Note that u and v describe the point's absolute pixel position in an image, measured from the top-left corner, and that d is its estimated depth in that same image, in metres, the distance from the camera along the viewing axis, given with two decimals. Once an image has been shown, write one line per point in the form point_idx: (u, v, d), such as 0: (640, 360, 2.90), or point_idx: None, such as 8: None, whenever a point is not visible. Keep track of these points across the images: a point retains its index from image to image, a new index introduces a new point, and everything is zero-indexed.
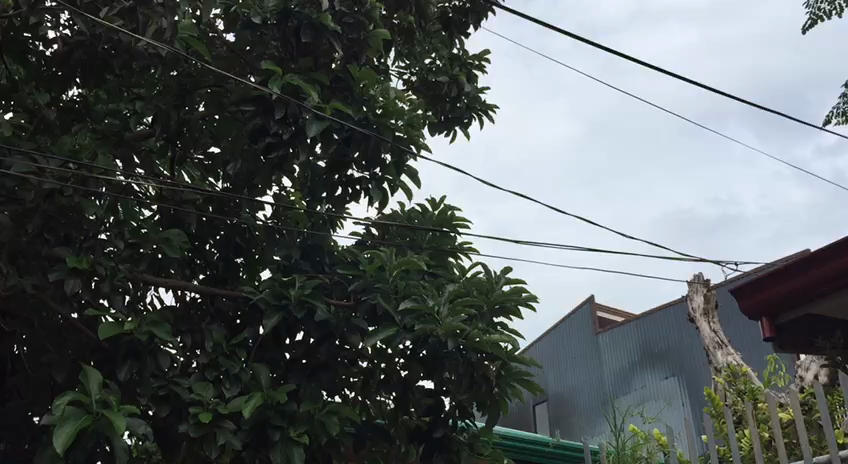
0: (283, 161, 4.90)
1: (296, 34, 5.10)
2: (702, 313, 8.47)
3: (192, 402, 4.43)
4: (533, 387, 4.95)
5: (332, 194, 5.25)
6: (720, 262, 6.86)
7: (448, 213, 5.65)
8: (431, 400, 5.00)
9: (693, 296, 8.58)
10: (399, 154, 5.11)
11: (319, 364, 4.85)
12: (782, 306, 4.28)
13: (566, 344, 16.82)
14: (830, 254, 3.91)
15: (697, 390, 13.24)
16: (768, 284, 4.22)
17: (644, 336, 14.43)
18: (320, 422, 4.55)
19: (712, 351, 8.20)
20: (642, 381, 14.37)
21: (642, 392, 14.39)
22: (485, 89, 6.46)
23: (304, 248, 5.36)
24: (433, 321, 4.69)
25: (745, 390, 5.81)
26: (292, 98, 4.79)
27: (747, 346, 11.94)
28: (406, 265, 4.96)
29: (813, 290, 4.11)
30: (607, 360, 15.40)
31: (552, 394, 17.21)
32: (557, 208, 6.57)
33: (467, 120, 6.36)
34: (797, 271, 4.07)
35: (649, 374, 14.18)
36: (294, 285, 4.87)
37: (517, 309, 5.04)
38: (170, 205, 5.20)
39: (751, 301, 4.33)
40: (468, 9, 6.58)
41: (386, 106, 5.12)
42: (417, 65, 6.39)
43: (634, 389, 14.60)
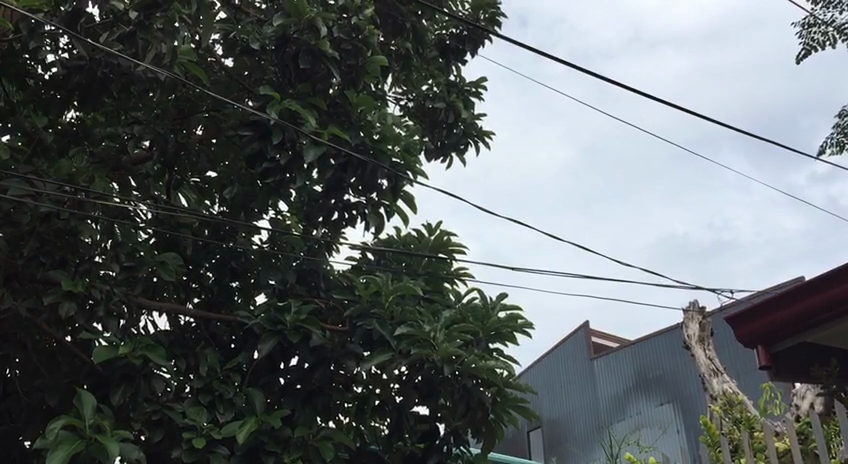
0: (281, 186, 4.90)
1: (294, 60, 5.11)
2: (698, 341, 8.44)
3: (186, 427, 4.37)
4: (529, 414, 4.91)
5: (328, 218, 5.19)
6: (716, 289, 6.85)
7: (444, 238, 5.67)
8: (425, 426, 5.00)
9: (689, 323, 8.60)
10: (396, 181, 5.13)
11: (314, 389, 4.85)
12: (777, 335, 4.28)
13: (563, 370, 16.77)
14: (825, 284, 3.94)
15: (692, 416, 13.15)
16: (764, 314, 4.22)
17: (639, 363, 14.41)
18: (314, 447, 4.52)
19: (709, 378, 8.11)
20: (637, 408, 14.32)
21: (637, 419, 14.32)
22: (481, 116, 6.50)
23: (300, 272, 5.33)
24: (429, 347, 4.66)
25: (740, 419, 5.72)
26: (289, 124, 4.81)
27: (742, 373, 11.93)
28: (403, 290, 4.96)
29: (811, 319, 4.12)
30: (602, 386, 15.35)
31: (547, 420, 17.15)
32: (552, 235, 6.59)
33: (462, 147, 6.37)
34: (791, 301, 4.08)
35: (644, 401, 14.11)
36: (290, 310, 4.82)
37: (512, 335, 5.03)
38: (165, 228, 5.15)
39: (747, 329, 4.32)
40: (466, 37, 6.62)
41: (384, 132, 5.20)
42: (413, 91, 6.47)
43: (629, 416, 14.53)
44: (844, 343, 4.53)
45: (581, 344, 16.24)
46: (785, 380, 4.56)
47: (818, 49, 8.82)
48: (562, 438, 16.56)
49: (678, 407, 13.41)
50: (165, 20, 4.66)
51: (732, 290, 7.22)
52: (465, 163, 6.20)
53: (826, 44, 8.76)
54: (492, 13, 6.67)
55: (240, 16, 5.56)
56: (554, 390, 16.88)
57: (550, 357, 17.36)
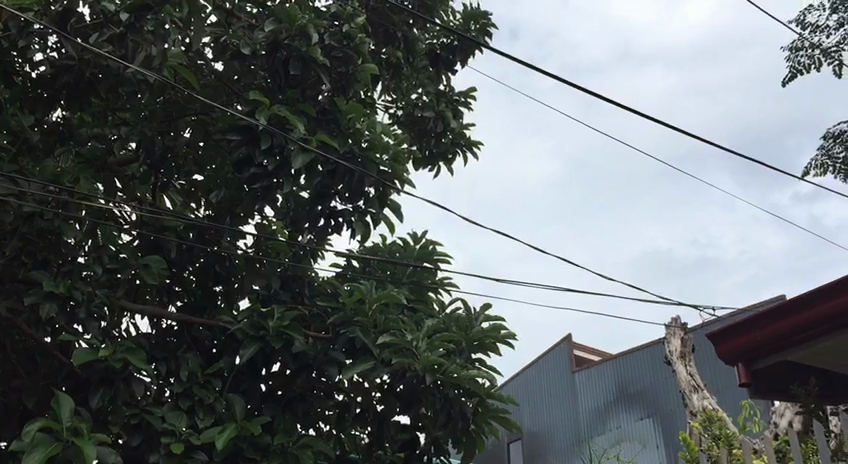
0: (267, 192, 4.87)
1: (285, 65, 5.13)
2: (679, 356, 8.46)
3: (164, 432, 4.34)
4: (510, 425, 4.91)
5: (315, 225, 5.21)
6: (698, 306, 6.88)
7: (429, 247, 5.69)
8: (406, 435, 4.95)
9: (670, 339, 8.64)
10: (383, 189, 5.12)
11: (295, 396, 4.85)
12: (758, 352, 4.31)
13: (544, 382, 16.79)
14: (807, 303, 3.96)
15: (673, 432, 13.20)
16: (746, 330, 4.26)
17: (620, 377, 14.44)
18: (293, 455, 4.50)
19: (688, 394, 8.11)
20: (618, 422, 14.35)
21: (616, 433, 14.35)
22: (470, 126, 6.52)
23: (284, 278, 5.35)
24: (410, 355, 4.67)
25: (720, 435, 5.72)
26: (278, 129, 4.82)
27: (722, 389, 11.99)
28: (386, 298, 4.92)
29: (792, 338, 4.14)
30: (583, 399, 15.38)
31: (528, 431, 17.16)
32: (537, 248, 6.59)
33: (451, 156, 6.40)
34: (773, 319, 4.11)
35: (625, 415, 14.15)
36: (273, 317, 4.78)
37: (495, 346, 5.03)
38: (149, 231, 5.12)
39: (729, 345, 4.35)
40: (456, 47, 6.62)
41: (373, 140, 5.14)
42: (403, 100, 6.45)
43: (609, 430, 14.56)
44: (823, 363, 4.58)
45: (563, 356, 16.26)
46: (765, 397, 4.58)
47: (805, 72, 8.91)
48: (543, 450, 16.56)
49: (657, 421, 13.43)
50: (156, 22, 4.66)
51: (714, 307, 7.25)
52: (453, 173, 6.22)
53: (812, 67, 8.85)
54: (483, 24, 6.70)
55: (231, 20, 5.55)
56: (536, 402, 16.90)
57: (532, 370, 17.37)
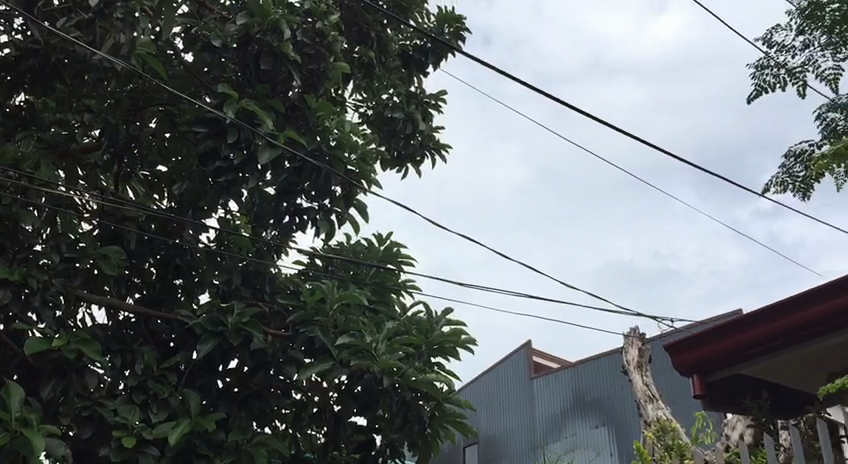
0: (233, 185, 4.83)
1: (255, 60, 5.08)
2: (636, 366, 8.55)
3: (116, 425, 4.28)
4: (466, 430, 4.92)
5: (279, 221, 5.14)
6: (656, 318, 6.96)
7: (392, 249, 5.70)
8: (362, 437, 4.98)
9: (628, 348, 8.72)
10: (350, 189, 5.11)
11: (252, 393, 4.79)
12: (712, 365, 4.37)
13: (502, 387, 16.87)
14: (762, 318, 4.03)
15: (627, 441, 13.37)
16: (701, 343, 4.32)
17: (577, 385, 14.55)
18: (247, 453, 4.46)
19: (644, 404, 8.19)
20: (573, 429, 14.48)
21: (571, 439, 14.48)
22: (440, 128, 6.53)
23: (244, 274, 5.30)
24: (369, 358, 4.65)
25: (672, 445, 5.78)
26: (245, 124, 4.78)
27: (677, 400, 12.15)
28: (347, 299, 4.90)
29: (746, 353, 4.21)
30: (540, 405, 15.48)
31: (484, 435, 17.23)
32: (500, 254, 6.61)
33: (420, 158, 6.40)
34: (728, 333, 4.18)
35: (580, 423, 14.28)
36: (233, 312, 4.75)
37: (454, 350, 5.03)
38: (109, 221, 5.02)
39: (685, 357, 4.41)
40: (429, 49, 6.63)
41: (341, 139, 5.14)
42: (373, 99, 6.41)
43: (564, 437, 14.68)
44: (774, 377, 4.67)
45: (521, 362, 16.35)
46: (717, 409, 4.65)
47: (770, 90, 8.99)
48: (498, 455, 16.64)
49: (613, 430, 13.60)
50: (126, 10, 4.60)
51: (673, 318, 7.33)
52: (421, 174, 6.22)
53: (777, 85, 8.90)
54: (456, 28, 6.70)
55: (202, 11, 5.50)
56: (493, 405, 16.94)
57: (490, 374, 17.44)
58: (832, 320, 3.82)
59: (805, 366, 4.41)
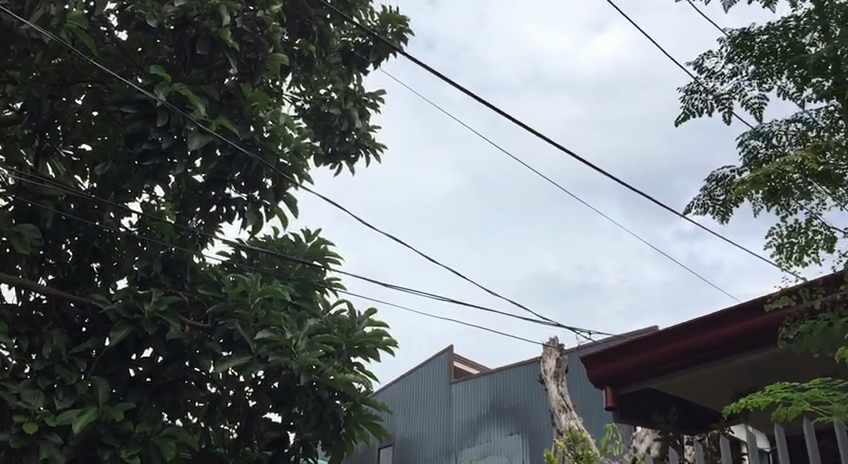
0: (160, 170, 4.72)
1: (192, 44, 4.97)
2: (553, 376, 8.65)
3: (18, 410, 4.13)
4: (381, 432, 4.91)
5: (206, 210, 5.03)
6: (575, 329, 7.09)
7: (319, 245, 5.67)
8: (275, 434, 4.91)
9: (546, 358, 8.84)
10: (281, 182, 5.05)
11: (165, 384, 4.70)
12: (625, 378, 4.47)
13: (421, 390, 16.92)
14: (676, 334, 4.14)
15: (539, 449, 13.59)
16: (616, 356, 4.41)
17: (495, 391, 14.72)
18: (155, 445, 4.36)
19: (557, 413, 8.29)
20: (488, 435, 14.64)
21: (486, 445, 14.64)
22: (376, 128, 6.51)
23: (165, 262, 5.15)
24: (287, 354, 4.61)
25: (580, 455, 5.89)
26: (177, 108, 4.66)
27: (590, 411, 12.39)
28: (270, 293, 4.85)
29: (659, 368, 4.31)
30: (458, 410, 15.61)
31: (400, 437, 17.25)
32: (426, 257, 6.63)
33: (354, 156, 6.38)
34: (642, 347, 4.29)
35: (495, 429, 14.45)
36: (150, 300, 4.62)
37: (375, 351, 5.02)
38: (26, 198, 4.85)
39: (599, 369, 4.49)
40: (370, 48, 6.62)
41: (274, 131, 5.09)
42: (311, 93, 6.35)
43: (479, 442, 14.83)
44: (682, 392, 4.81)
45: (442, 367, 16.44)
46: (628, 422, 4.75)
47: None
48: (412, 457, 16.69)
49: (526, 438, 13.78)
50: None
51: (590, 331, 7.48)
52: (354, 172, 6.19)
53: None
54: (400, 29, 6.70)
55: None
56: (410, 407, 16.96)
57: (409, 377, 17.47)
58: (745, 341, 3.94)
59: (712, 383, 4.56)
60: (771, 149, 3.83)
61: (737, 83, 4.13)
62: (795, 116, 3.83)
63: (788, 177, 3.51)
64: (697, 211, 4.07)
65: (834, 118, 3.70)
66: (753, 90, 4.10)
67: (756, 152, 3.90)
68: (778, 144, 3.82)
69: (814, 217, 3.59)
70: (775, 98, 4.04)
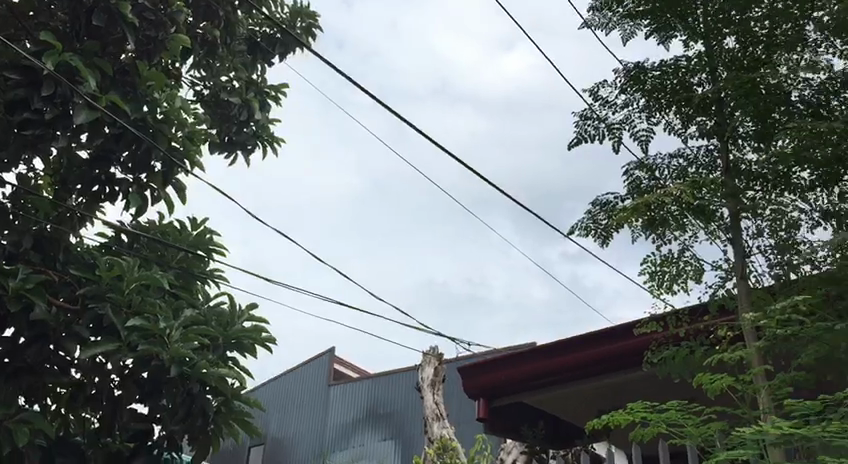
0: (39, 141, 4.54)
1: (87, 14, 4.76)
2: (430, 385, 8.72)
3: None
4: (251, 430, 4.82)
5: (87, 188, 4.92)
6: (455, 340, 7.20)
7: (206, 235, 5.49)
8: (140, 426, 4.71)
9: (425, 367, 8.91)
10: (170, 167, 4.89)
11: (23, 367, 4.44)
12: (499, 391, 4.56)
13: (297, 391, 16.75)
14: (553, 351, 4.25)
15: (409, 455, 13.69)
16: (492, 368, 4.50)
17: (372, 396, 14.76)
18: (6, 429, 4.13)
19: (429, 421, 8.36)
20: (361, 440, 14.65)
21: (358, 449, 14.63)
22: (276, 121, 6.42)
23: (38, 238, 4.86)
24: (160, 344, 4.47)
25: None
26: (64, 80, 4.44)
27: (463, 422, 12.56)
28: (147, 280, 4.70)
29: (533, 382, 4.42)
30: (333, 413, 15.54)
31: (272, 437, 17.00)
32: (313, 255, 6.58)
33: (250, 147, 6.23)
34: (519, 361, 4.38)
35: (369, 433, 14.49)
36: (16, 277, 4.39)
37: (252, 347, 4.93)
38: None
39: (474, 381, 4.56)
40: (278, 40, 6.53)
41: (168, 113, 4.94)
42: (212, 79, 6.18)
43: (351, 446, 14.82)
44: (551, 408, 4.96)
45: (322, 368, 16.32)
46: (497, 435, 4.83)
47: None
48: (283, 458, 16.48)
49: (399, 444, 13.83)
50: None
51: (470, 343, 7.61)
52: (249, 164, 6.06)
53: None
54: (309, 24, 6.65)
55: None
56: (285, 408, 16.75)
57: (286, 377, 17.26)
58: (615, 362, 4.10)
59: (581, 400, 4.72)
60: (653, 180, 4.00)
61: (628, 114, 4.27)
62: (677, 151, 4.02)
63: (666, 208, 3.70)
64: (579, 233, 4.20)
65: (712, 156, 3.93)
66: (643, 122, 4.22)
67: (639, 183, 4.06)
68: (659, 176, 3.99)
69: (686, 248, 3.78)
70: (661, 132, 4.18)
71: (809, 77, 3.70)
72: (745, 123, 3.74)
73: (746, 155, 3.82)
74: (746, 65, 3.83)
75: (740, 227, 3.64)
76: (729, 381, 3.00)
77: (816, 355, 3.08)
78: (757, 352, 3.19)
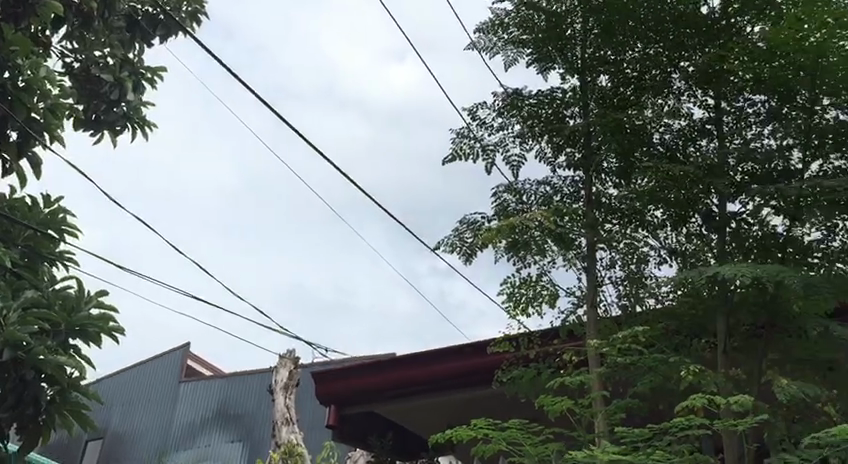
0: None
1: None
2: (283, 388, 8.19)
3: None
4: None
5: None
6: (313, 345, 7.16)
7: (58, 215, 5.33)
8: None
9: (279, 369, 8.38)
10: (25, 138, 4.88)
11: None
12: (352, 398, 4.58)
13: (142, 385, 16.11)
14: (411, 361, 4.34)
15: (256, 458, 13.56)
16: (348, 375, 4.52)
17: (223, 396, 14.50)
18: None
19: (279, 425, 7.80)
20: (208, 440, 14.34)
21: (203, 449, 14.30)
22: (149, 104, 6.20)
23: None
24: None
25: None
26: None
27: (313, 427, 12.58)
28: None
29: (387, 392, 4.48)
30: (181, 410, 15.14)
31: (112, 431, 16.26)
32: (175, 247, 6.38)
33: (119, 128, 6.05)
34: (376, 370, 4.43)
35: (217, 434, 14.22)
36: None
37: None
38: None
39: (328, 387, 4.56)
40: (160, 22, 6.13)
41: None
42: (84, 53, 5.90)
43: (196, 446, 14.47)
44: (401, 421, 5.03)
45: (173, 365, 15.78)
46: (345, 443, 4.84)
47: None
48: (121, 454, 15.81)
49: (246, 446, 13.69)
50: None
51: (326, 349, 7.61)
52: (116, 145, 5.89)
53: None
54: (194, 11, 6.42)
55: None
56: (129, 402, 16.10)
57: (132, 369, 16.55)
58: (469, 377, 4.23)
59: (430, 413, 4.83)
60: (520, 205, 4.11)
61: (503, 137, 4.30)
62: (545, 179, 4.15)
63: (529, 232, 3.80)
64: (445, 249, 4.20)
65: (576, 187, 4.07)
66: (516, 147, 4.25)
67: (506, 205, 4.16)
68: (526, 200, 4.11)
69: (544, 272, 3.89)
70: (533, 159, 4.26)
71: (671, 123, 3.90)
72: (609, 158, 3.94)
73: (607, 189, 3.98)
74: (616, 103, 4.04)
75: (596, 257, 3.80)
76: (569, 405, 3.12)
77: (651, 385, 3.25)
78: (599, 378, 3.33)
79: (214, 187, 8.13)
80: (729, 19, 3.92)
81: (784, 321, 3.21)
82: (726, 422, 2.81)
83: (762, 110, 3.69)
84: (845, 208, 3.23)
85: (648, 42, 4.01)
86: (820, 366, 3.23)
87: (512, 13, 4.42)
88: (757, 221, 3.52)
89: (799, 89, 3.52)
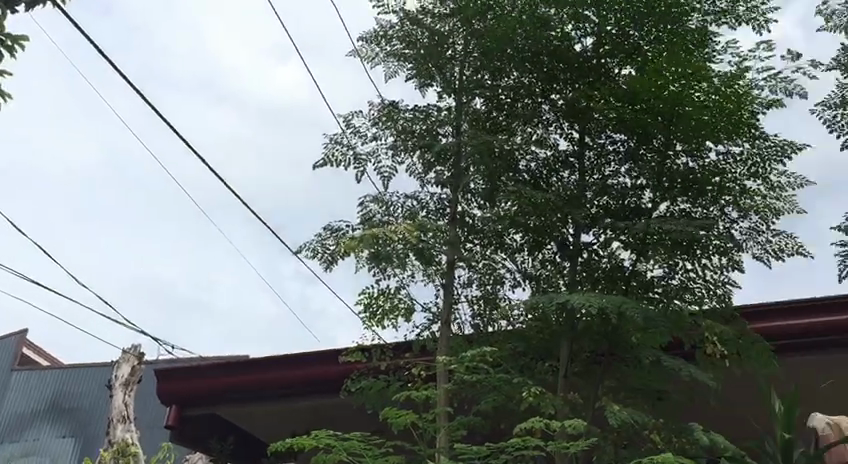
0: None
1: None
2: (124, 384, 7.72)
3: None
4: None
5: None
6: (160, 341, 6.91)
7: None
8: None
9: (121, 364, 7.88)
10: None
11: None
12: (193, 399, 4.57)
13: None
14: (256, 366, 4.39)
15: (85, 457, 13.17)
16: (190, 376, 4.51)
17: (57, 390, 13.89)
18: None
19: (114, 425, 7.42)
20: (35, 434, 13.69)
21: (28, 443, 13.63)
22: None
23: None
24: None
25: None
26: None
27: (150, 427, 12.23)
28: None
29: (229, 396, 4.50)
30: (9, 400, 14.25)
31: None
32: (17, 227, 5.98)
33: None
34: (219, 373, 4.45)
35: (46, 427, 13.69)
36: None
37: None
38: None
39: (169, 386, 4.54)
40: None
41: None
42: None
43: (21, 439, 13.75)
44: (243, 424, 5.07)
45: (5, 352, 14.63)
46: (183, 443, 4.82)
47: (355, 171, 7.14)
48: None
49: (78, 443, 13.44)
50: None
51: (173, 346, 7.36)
52: None
53: None
54: None
55: None
56: None
57: None
58: (312, 385, 4.32)
59: (273, 418, 4.89)
60: (385, 216, 4.12)
61: (375, 148, 4.28)
62: (413, 193, 4.22)
63: (392, 245, 3.73)
64: (306, 254, 4.17)
65: (442, 205, 4.17)
66: (388, 159, 4.26)
67: (371, 215, 4.16)
68: (392, 212, 4.13)
69: (402, 285, 3.88)
70: (403, 172, 4.28)
71: (537, 152, 4.07)
72: (477, 180, 4.02)
73: (472, 209, 4.07)
74: (487, 127, 4.18)
75: (454, 275, 3.83)
76: (413, 418, 3.17)
77: (494, 404, 3.35)
78: (444, 395, 3.38)
79: (58, 168, 7.45)
80: (600, 58, 4.03)
81: (622, 350, 3.41)
82: (558, 443, 2.91)
83: (619, 148, 3.88)
84: (686, 247, 3.48)
85: (523, 71, 4.12)
86: (650, 395, 3.46)
87: (397, 26, 4.41)
88: (607, 253, 3.69)
89: (656, 134, 3.70)
